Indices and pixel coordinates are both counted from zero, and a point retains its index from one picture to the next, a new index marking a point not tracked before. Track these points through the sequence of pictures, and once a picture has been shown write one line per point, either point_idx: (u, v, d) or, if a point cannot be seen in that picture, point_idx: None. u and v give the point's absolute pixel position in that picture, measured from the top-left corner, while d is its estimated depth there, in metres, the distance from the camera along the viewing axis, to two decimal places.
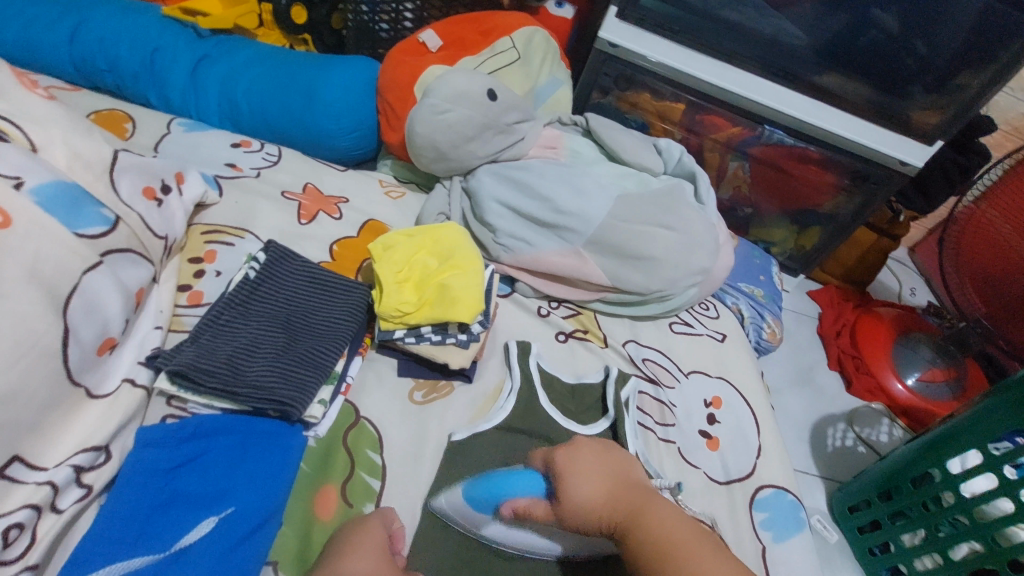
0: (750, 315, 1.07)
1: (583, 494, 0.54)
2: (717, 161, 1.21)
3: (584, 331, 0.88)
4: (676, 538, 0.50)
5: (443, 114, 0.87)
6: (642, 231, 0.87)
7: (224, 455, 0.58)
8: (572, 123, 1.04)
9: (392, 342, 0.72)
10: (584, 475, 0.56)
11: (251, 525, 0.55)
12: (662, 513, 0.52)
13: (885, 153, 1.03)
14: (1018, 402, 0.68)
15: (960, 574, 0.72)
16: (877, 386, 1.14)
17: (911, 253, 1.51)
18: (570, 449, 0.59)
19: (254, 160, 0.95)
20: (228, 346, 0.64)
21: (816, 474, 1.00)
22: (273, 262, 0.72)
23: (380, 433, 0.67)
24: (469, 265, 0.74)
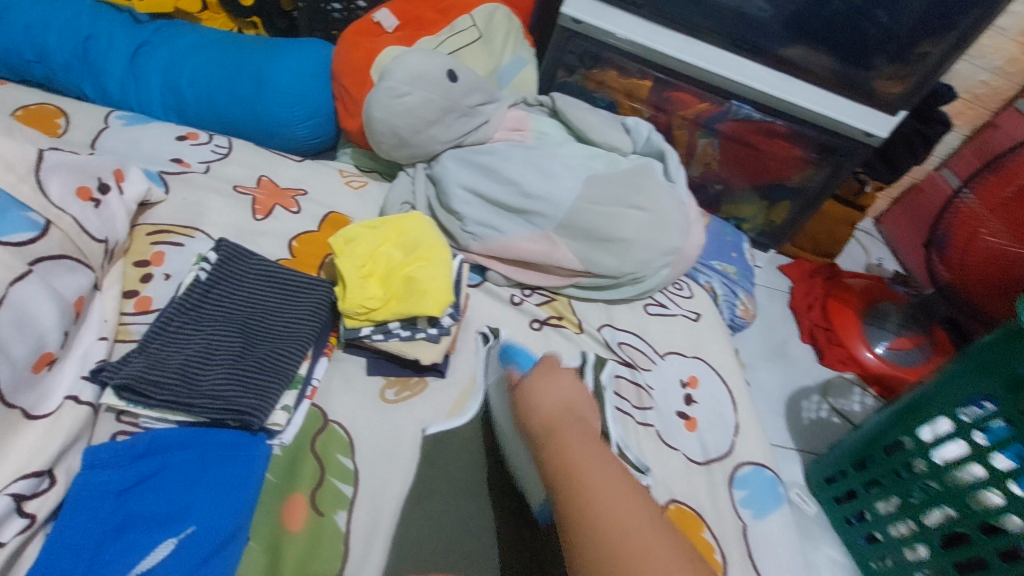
0: (724, 293, 1.07)
1: (536, 393, 0.61)
2: (687, 138, 1.20)
3: (558, 317, 0.87)
4: (599, 486, 0.48)
5: (402, 97, 0.83)
6: (613, 213, 0.85)
7: (182, 470, 0.55)
8: (538, 104, 1.01)
9: (359, 340, 0.69)
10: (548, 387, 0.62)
11: (214, 543, 0.51)
12: (583, 433, 0.55)
13: (849, 124, 1.03)
14: (986, 367, 0.68)
15: (934, 539, 0.74)
16: (848, 356, 1.15)
17: (876, 222, 1.53)
18: (552, 369, 0.66)
19: (202, 153, 0.90)
20: (180, 354, 0.60)
21: (792, 447, 1.01)
22: (225, 262, 0.68)
23: (351, 436, 0.65)
24: (436, 257, 0.71)
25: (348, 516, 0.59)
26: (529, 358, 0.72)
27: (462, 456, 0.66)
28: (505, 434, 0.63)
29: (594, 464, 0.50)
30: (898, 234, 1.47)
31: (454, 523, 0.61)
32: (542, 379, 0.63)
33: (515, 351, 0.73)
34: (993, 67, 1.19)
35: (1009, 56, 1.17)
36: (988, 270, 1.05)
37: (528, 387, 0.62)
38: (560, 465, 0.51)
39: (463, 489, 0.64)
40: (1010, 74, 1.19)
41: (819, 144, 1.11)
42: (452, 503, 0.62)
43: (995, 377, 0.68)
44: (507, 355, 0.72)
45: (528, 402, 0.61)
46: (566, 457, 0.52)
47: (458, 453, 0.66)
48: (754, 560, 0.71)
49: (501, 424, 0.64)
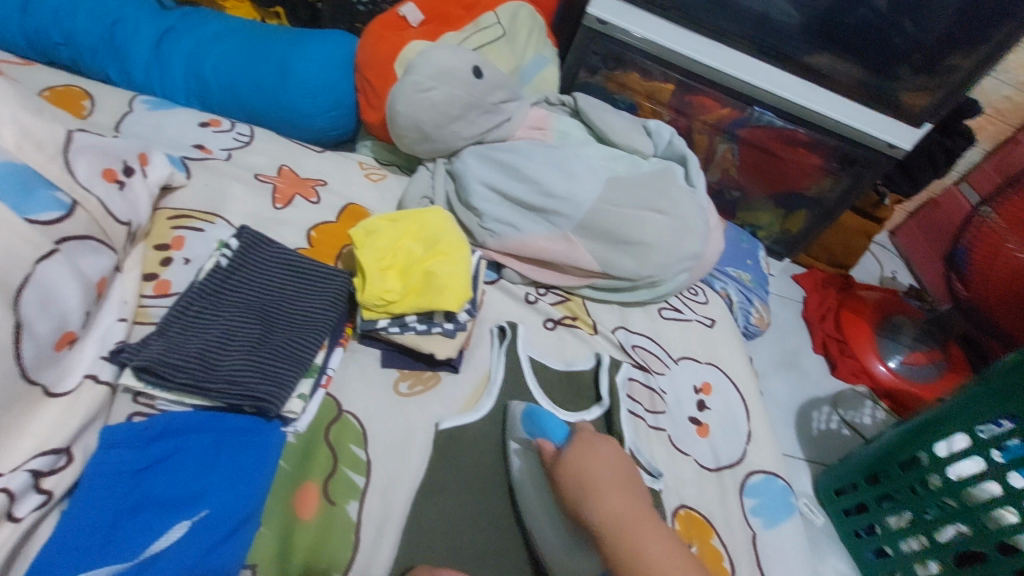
0: (740, 301, 1.06)
1: (590, 469, 0.55)
2: (707, 143, 1.19)
3: (573, 317, 0.86)
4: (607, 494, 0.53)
5: (427, 92, 0.83)
6: (632, 215, 0.85)
7: (197, 454, 0.55)
8: (559, 103, 1.01)
9: (375, 332, 0.69)
10: (596, 454, 0.57)
11: (226, 529, 0.51)
12: (612, 468, 0.56)
13: (873, 134, 1.01)
14: (1009, 386, 0.67)
15: (945, 556, 0.73)
16: (861, 369, 1.15)
17: (892, 235, 1.52)
18: (598, 436, 0.60)
19: (224, 140, 0.90)
20: (199, 338, 0.60)
21: (802, 458, 1.00)
22: (246, 249, 0.68)
23: (364, 427, 0.64)
24: (455, 252, 0.71)
25: (360, 506, 0.59)
26: (558, 426, 0.62)
27: (474, 451, 0.66)
28: (528, 500, 0.60)
29: (614, 502, 0.52)
30: (913, 248, 1.45)
31: (465, 518, 0.61)
32: (585, 440, 0.59)
33: (542, 418, 0.63)
34: (1019, 83, 1.18)
35: None
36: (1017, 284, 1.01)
37: (569, 458, 0.57)
38: (591, 507, 0.52)
39: (474, 484, 0.63)
40: None
41: (841, 154, 1.10)
42: (462, 498, 0.62)
43: (1017, 398, 0.67)
44: (534, 425, 0.63)
45: (564, 457, 0.57)
46: (593, 492, 0.53)
47: (470, 447, 0.66)
48: (763, 569, 0.71)
49: (526, 489, 0.61)
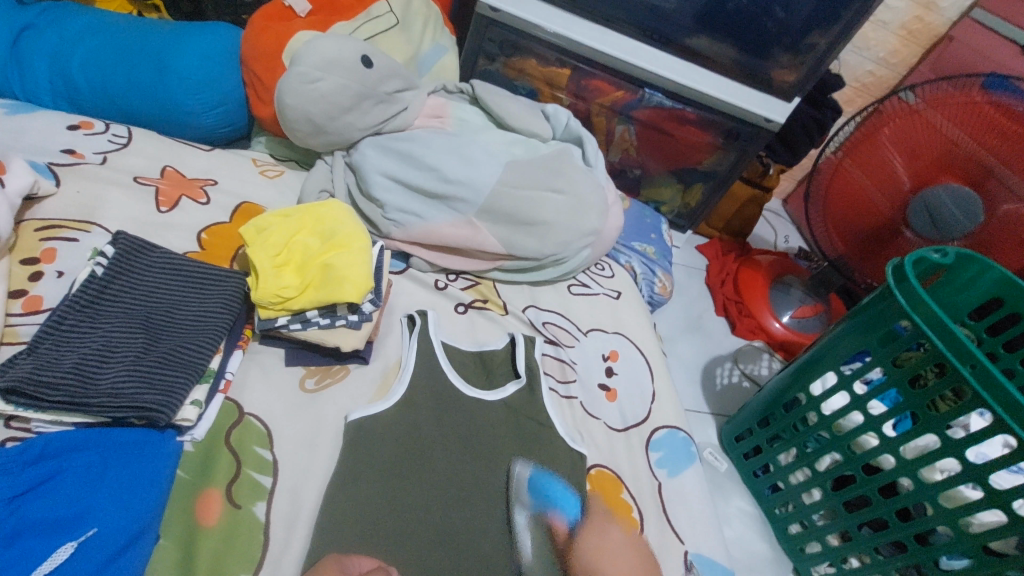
0: (643, 272, 1.13)
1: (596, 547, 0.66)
2: (605, 125, 1.24)
3: (483, 300, 0.89)
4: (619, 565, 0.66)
5: (315, 83, 0.81)
6: (532, 197, 0.88)
7: (81, 473, 0.51)
8: (458, 91, 1.02)
9: (275, 331, 0.68)
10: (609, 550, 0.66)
11: (120, 544, 0.49)
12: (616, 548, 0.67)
13: (752, 111, 1.11)
14: (865, 325, 0.77)
15: (825, 482, 0.81)
16: (757, 326, 1.25)
17: (783, 204, 1.66)
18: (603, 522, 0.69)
19: (98, 143, 0.84)
20: (75, 353, 0.56)
21: (707, 411, 1.09)
22: (124, 256, 0.65)
23: (269, 428, 0.64)
24: (354, 244, 0.71)
25: (267, 506, 0.59)
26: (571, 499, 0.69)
27: (383, 441, 0.66)
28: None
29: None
30: (800, 214, 1.60)
31: (380, 502, 0.61)
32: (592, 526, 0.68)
33: (548, 486, 0.69)
34: (876, 59, 1.31)
35: (892, 49, 1.29)
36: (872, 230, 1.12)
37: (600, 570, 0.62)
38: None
39: (389, 468, 0.64)
40: (893, 65, 1.32)
41: (725, 130, 1.19)
42: (374, 484, 0.62)
43: (872, 334, 0.76)
44: (541, 493, 0.68)
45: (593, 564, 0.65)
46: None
47: (378, 437, 0.66)
48: (670, 516, 0.77)
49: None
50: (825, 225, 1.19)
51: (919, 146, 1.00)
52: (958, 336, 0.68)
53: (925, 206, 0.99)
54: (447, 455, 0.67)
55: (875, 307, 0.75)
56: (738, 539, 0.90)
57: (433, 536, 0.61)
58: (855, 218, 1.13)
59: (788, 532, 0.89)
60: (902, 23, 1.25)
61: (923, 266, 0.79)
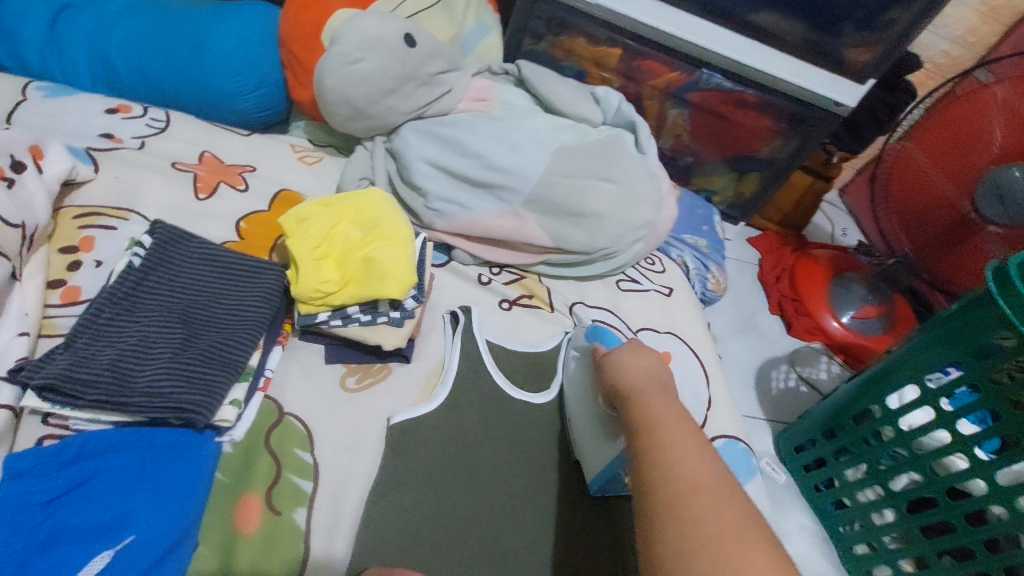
0: (695, 267, 1.06)
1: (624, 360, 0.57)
2: (656, 109, 1.16)
3: (529, 296, 0.83)
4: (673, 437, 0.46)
5: (356, 63, 0.76)
6: (581, 187, 0.82)
7: (118, 476, 0.49)
8: (503, 73, 0.96)
9: (315, 327, 0.64)
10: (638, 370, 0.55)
11: (158, 552, 0.47)
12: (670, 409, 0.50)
13: (820, 94, 1.02)
14: (954, 334, 0.69)
15: (900, 504, 0.74)
16: (815, 326, 1.17)
17: (842, 194, 1.55)
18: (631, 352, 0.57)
19: (136, 127, 0.82)
20: (112, 348, 0.54)
21: (762, 417, 1.02)
22: (161, 246, 0.62)
23: (310, 430, 0.61)
24: (396, 236, 0.67)
25: (308, 513, 0.56)
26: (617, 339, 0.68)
27: (426, 445, 0.62)
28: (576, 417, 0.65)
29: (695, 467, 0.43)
30: (861, 206, 1.49)
31: (428, 512, 0.58)
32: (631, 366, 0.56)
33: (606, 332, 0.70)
34: (957, 37, 1.19)
35: (970, 27, 1.17)
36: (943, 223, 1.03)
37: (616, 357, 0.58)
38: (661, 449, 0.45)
39: (437, 474, 0.60)
40: (970, 45, 1.19)
41: (789, 114, 1.10)
42: (422, 492, 0.59)
43: (963, 345, 0.68)
44: (597, 333, 0.70)
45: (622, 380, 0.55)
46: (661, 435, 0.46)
47: (421, 440, 0.62)
48: None
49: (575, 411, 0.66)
50: (892, 218, 1.11)
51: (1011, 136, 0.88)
52: None
53: (998, 190, 0.89)
54: (492, 461, 0.63)
55: (965, 316, 0.67)
56: (799, 557, 0.84)
57: (485, 547, 0.57)
58: (924, 209, 1.05)
59: (853, 552, 0.83)
60: None
61: None
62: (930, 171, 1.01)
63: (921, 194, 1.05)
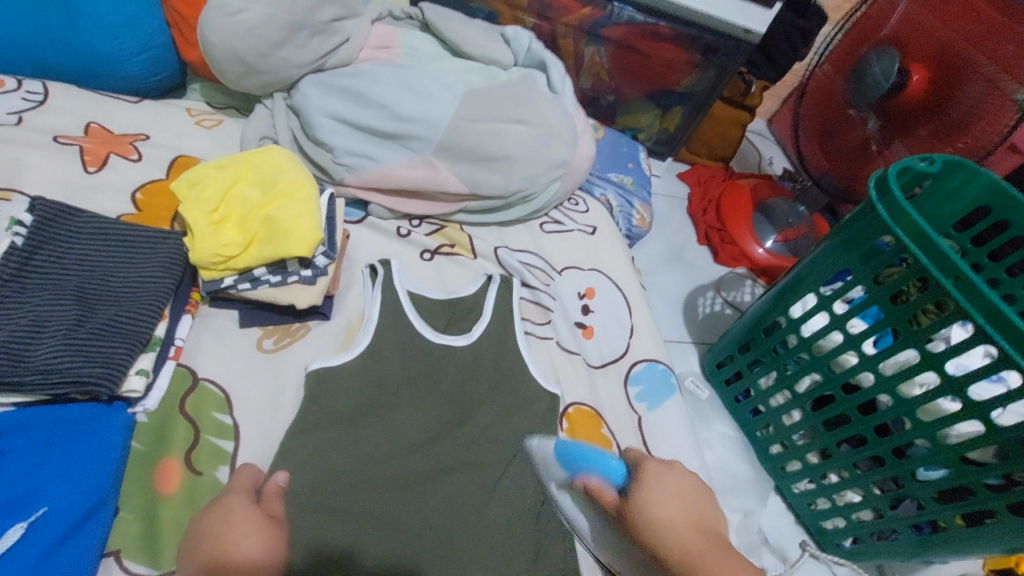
0: (620, 204, 1.08)
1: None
2: (574, 48, 1.15)
3: (450, 245, 0.84)
4: None
5: (238, 14, 0.72)
6: (493, 130, 0.82)
7: (24, 453, 0.49)
8: (407, 17, 0.93)
9: (223, 292, 0.64)
10: None
11: (74, 520, 0.48)
12: None
13: (730, 22, 1.03)
14: (848, 241, 0.73)
15: (805, 403, 0.81)
16: (740, 253, 1.22)
17: (768, 123, 1.58)
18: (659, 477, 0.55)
19: (9, 101, 0.76)
20: (0, 330, 0.52)
21: (689, 341, 1.08)
22: (45, 223, 0.59)
23: (227, 393, 0.61)
24: (298, 192, 0.66)
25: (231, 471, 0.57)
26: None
27: (346, 394, 0.64)
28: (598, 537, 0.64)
29: None
30: (785, 133, 1.53)
31: (343, 455, 0.59)
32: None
33: None
34: None
35: None
36: (852, 138, 1.07)
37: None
38: None
39: (355, 420, 0.62)
40: None
41: (703, 45, 1.11)
42: (343, 439, 0.60)
43: (855, 250, 0.73)
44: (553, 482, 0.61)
45: None
46: None
47: (341, 391, 0.64)
48: (649, 446, 0.77)
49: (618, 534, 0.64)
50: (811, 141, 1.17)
51: (908, 46, 0.93)
52: (943, 249, 0.65)
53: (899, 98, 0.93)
54: (415, 405, 0.66)
55: (858, 224, 0.71)
56: (719, 462, 0.92)
57: (399, 481, 0.60)
58: (836, 128, 1.11)
59: (768, 452, 0.90)
60: None
61: (908, 176, 0.76)
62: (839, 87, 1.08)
63: (834, 113, 1.11)
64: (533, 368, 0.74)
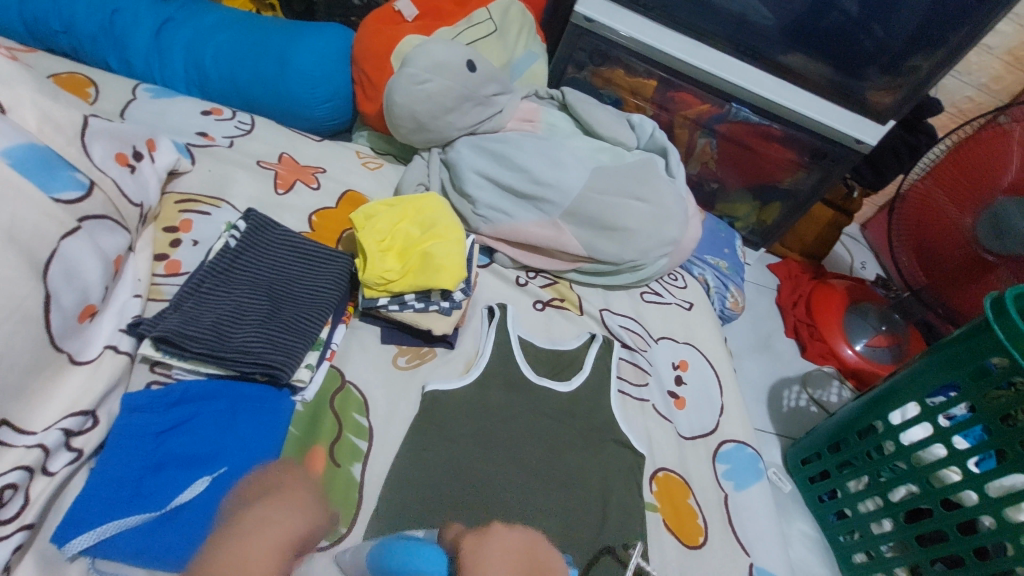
0: (715, 285, 1.14)
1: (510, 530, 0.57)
2: (686, 137, 1.25)
3: (560, 299, 0.92)
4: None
5: (423, 84, 0.87)
6: (615, 203, 0.91)
7: (213, 418, 0.60)
8: (548, 97, 1.05)
9: (375, 310, 0.74)
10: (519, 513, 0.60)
11: (242, 483, 0.57)
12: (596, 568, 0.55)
13: (843, 131, 1.08)
14: (954, 356, 0.74)
15: (899, 514, 0.79)
16: (828, 351, 1.22)
17: (863, 228, 1.60)
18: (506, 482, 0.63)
19: (226, 128, 0.93)
20: (212, 313, 0.63)
21: (772, 432, 1.08)
22: (252, 231, 0.72)
23: (366, 397, 0.70)
24: (450, 235, 0.76)
25: (363, 468, 0.65)
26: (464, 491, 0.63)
27: (457, 413, 0.71)
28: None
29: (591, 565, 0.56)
30: (880, 239, 1.54)
31: (444, 474, 0.65)
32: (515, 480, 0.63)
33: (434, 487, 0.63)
34: (981, 84, 1.24)
35: (996, 74, 1.22)
36: (952, 257, 1.09)
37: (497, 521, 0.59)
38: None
39: (457, 441, 0.68)
40: (996, 91, 1.24)
41: (812, 149, 1.16)
42: (443, 461, 0.66)
43: (962, 367, 0.73)
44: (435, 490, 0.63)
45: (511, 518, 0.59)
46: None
47: (451, 410, 0.71)
48: (734, 527, 0.77)
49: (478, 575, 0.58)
50: (907, 248, 1.18)
51: None
52: None
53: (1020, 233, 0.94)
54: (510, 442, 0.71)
55: (968, 339, 0.72)
56: (799, 562, 0.90)
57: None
58: (935, 242, 1.11)
59: (851, 560, 0.88)
60: (1010, 48, 1.18)
61: None
62: (943, 202, 1.08)
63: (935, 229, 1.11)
64: (628, 433, 0.77)
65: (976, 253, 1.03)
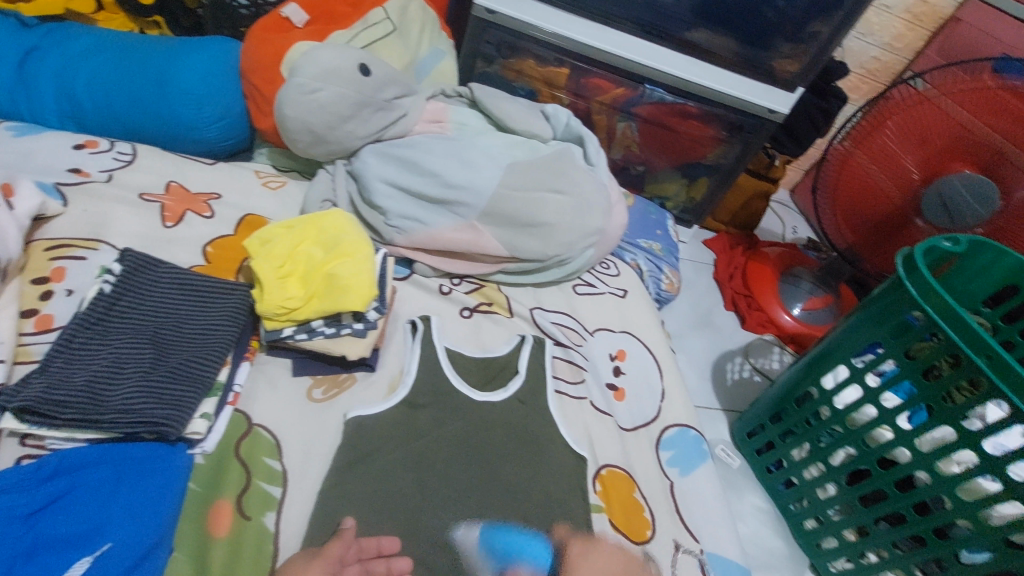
0: (649, 269, 1.13)
1: None
2: (606, 123, 1.23)
3: (488, 303, 0.89)
4: None
5: (314, 93, 0.81)
6: (534, 199, 0.88)
7: (95, 488, 0.53)
8: (457, 95, 1.02)
9: (282, 342, 0.69)
10: None
11: (134, 558, 0.51)
12: None
13: (754, 103, 1.10)
14: (878, 315, 0.74)
15: (840, 477, 0.80)
16: (767, 319, 1.24)
17: (791, 194, 1.63)
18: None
19: (103, 161, 0.85)
20: (86, 371, 0.57)
21: (718, 407, 1.08)
22: (131, 273, 0.65)
23: (278, 439, 0.65)
24: (357, 252, 0.71)
25: (277, 517, 0.60)
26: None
27: (382, 440, 0.66)
28: None
29: None
30: (807, 203, 1.58)
31: (371, 510, 0.61)
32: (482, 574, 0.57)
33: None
34: (882, 43, 1.28)
35: (895, 33, 1.26)
36: (876, 217, 1.09)
37: None
38: None
39: (383, 473, 0.63)
40: (897, 50, 1.28)
41: (729, 123, 1.17)
42: (369, 499, 0.61)
43: (884, 325, 0.74)
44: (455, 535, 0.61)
45: None
46: None
47: (375, 439, 0.66)
48: (682, 514, 0.77)
49: None
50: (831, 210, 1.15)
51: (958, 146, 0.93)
52: (972, 327, 0.66)
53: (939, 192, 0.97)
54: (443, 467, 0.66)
55: (888, 298, 0.73)
56: (753, 537, 0.90)
57: None
58: (859, 205, 1.10)
59: (802, 527, 0.89)
60: (905, 6, 1.22)
61: (934, 254, 0.77)
62: (866, 163, 1.06)
63: (861, 192, 1.09)
64: (567, 435, 0.74)
65: (902, 210, 1.05)
